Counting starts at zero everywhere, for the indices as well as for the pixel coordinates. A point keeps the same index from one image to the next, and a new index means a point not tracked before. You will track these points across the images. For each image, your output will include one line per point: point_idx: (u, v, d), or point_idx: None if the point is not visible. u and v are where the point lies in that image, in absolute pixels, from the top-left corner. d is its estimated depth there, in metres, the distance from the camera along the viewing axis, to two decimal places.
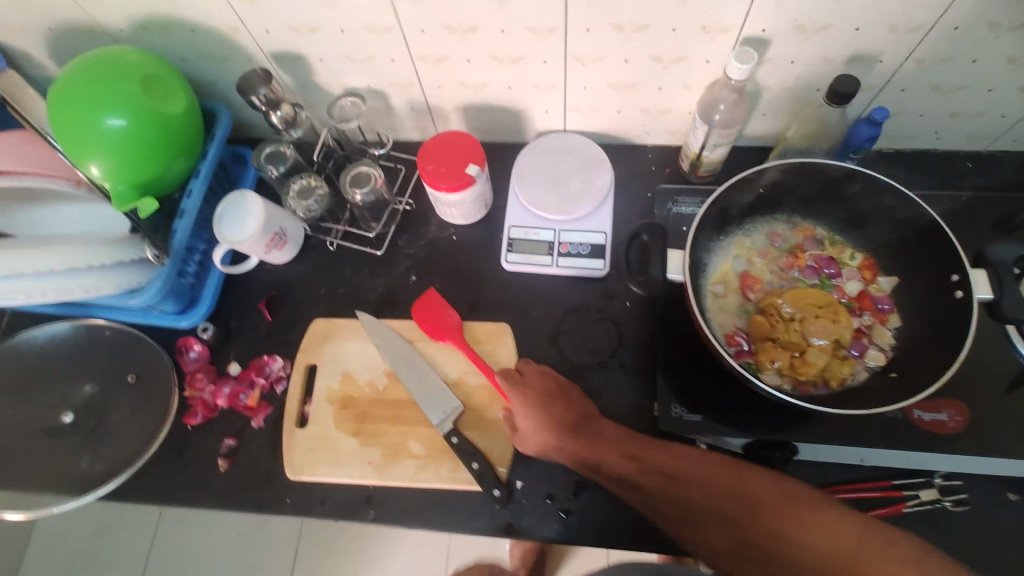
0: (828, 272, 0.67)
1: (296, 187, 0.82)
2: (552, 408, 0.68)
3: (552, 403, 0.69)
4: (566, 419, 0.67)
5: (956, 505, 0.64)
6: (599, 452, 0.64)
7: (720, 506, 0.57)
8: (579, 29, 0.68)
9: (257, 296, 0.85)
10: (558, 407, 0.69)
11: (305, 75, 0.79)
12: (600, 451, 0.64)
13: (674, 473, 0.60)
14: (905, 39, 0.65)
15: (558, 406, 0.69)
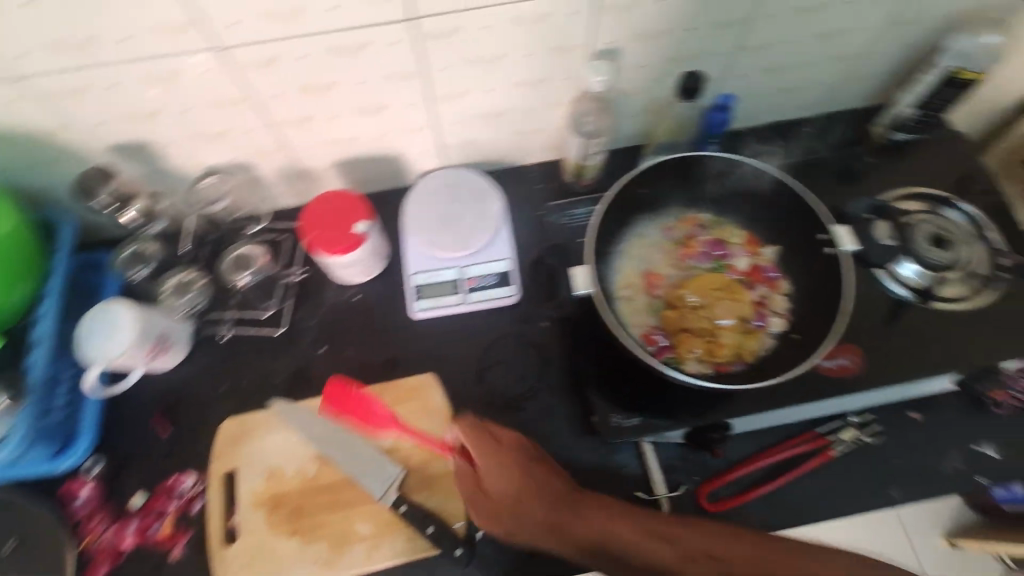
0: (719, 253, 0.71)
1: (169, 286, 0.78)
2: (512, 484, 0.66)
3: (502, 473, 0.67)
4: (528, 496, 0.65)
5: (871, 436, 0.71)
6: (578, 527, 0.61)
7: None
8: (438, 69, 0.67)
9: (149, 411, 0.77)
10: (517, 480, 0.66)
11: (154, 163, 0.73)
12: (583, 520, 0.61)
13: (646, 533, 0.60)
14: (732, 32, 0.70)
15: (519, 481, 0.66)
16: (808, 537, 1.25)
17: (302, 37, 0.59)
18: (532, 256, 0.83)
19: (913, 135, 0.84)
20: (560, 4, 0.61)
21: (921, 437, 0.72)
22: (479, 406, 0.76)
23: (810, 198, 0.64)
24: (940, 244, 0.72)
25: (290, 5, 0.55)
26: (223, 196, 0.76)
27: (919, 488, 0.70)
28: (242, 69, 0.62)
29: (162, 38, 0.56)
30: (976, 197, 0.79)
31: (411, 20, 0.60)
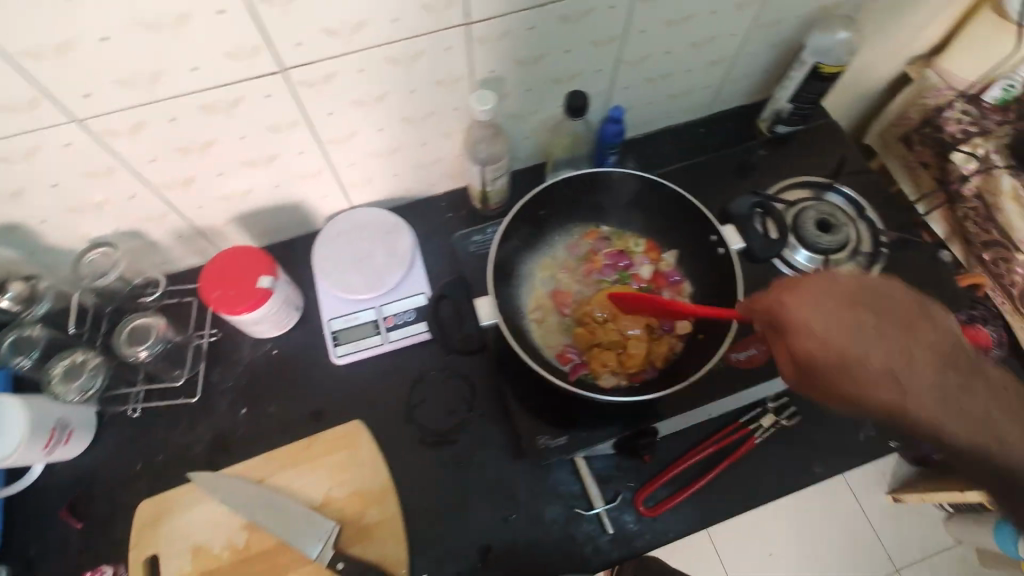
0: (623, 264, 0.75)
1: (58, 369, 0.71)
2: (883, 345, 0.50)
3: (877, 327, 0.52)
4: (927, 374, 0.50)
5: (790, 419, 0.77)
6: (940, 393, 0.49)
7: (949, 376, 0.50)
8: (321, 114, 0.66)
9: (56, 505, 0.73)
10: (917, 339, 0.52)
11: (29, 243, 0.68)
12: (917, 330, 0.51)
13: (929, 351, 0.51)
14: (610, 49, 0.72)
15: (892, 343, 0.51)
16: (761, 514, 1.27)
17: (168, 99, 0.57)
18: (434, 294, 0.76)
19: (794, 127, 0.87)
20: (433, 40, 0.61)
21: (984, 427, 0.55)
22: (411, 445, 0.75)
23: (698, 205, 0.68)
24: (825, 229, 0.76)
25: (147, 69, 0.53)
26: (113, 266, 0.71)
27: (834, 459, 0.76)
28: (107, 137, 0.58)
29: (11, 118, 0.52)
30: (851, 177, 0.85)
31: (282, 71, 0.58)
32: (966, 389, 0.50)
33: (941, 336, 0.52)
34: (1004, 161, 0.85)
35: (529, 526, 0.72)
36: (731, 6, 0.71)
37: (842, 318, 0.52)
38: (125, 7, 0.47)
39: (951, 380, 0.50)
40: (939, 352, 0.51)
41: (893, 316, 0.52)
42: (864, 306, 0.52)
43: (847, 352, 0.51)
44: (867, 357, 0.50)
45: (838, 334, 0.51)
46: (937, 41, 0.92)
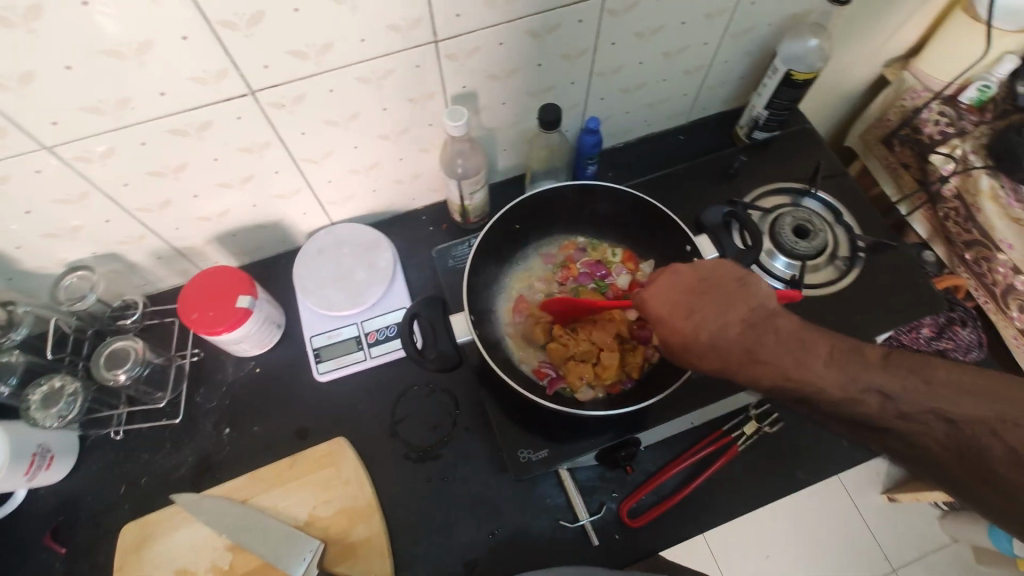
0: (600, 274, 0.78)
1: (36, 397, 0.70)
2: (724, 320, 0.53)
3: (704, 304, 0.54)
4: (744, 335, 0.52)
5: (772, 426, 0.76)
6: (755, 349, 0.51)
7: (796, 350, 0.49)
8: (294, 134, 0.66)
9: (39, 531, 0.72)
10: (737, 305, 0.54)
11: (6, 269, 0.68)
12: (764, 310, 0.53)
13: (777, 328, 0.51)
14: (582, 62, 0.72)
15: (713, 313, 0.54)
16: (756, 517, 1.27)
17: (137, 124, 0.57)
18: (406, 312, 0.70)
19: (771, 133, 0.87)
20: (401, 58, 0.61)
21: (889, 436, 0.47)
22: (394, 461, 0.75)
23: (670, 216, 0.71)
24: (801, 235, 0.77)
25: (113, 96, 0.53)
26: (91, 288, 0.71)
27: (820, 464, 0.76)
28: (78, 164, 0.58)
29: None
30: (830, 181, 0.85)
31: (251, 93, 0.59)
32: (781, 340, 0.50)
33: (764, 298, 0.53)
34: (981, 161, 0.86)
35: (514, 539, 0.72)
36: (702, 16, 0.71)
37: (675, 300, 0.56)
38: (86, 37, 0.47)
39: (769, 337, 0.51)
40: (761, 314, 0.53)
41: (719, 289, 0.55)
42: (692, 288, 0.56)
43: (677, 329, 0.55)
44: (691, 332, 0.54)
45: (673, 316, 0.55)
46: (913, 44, 0.92)
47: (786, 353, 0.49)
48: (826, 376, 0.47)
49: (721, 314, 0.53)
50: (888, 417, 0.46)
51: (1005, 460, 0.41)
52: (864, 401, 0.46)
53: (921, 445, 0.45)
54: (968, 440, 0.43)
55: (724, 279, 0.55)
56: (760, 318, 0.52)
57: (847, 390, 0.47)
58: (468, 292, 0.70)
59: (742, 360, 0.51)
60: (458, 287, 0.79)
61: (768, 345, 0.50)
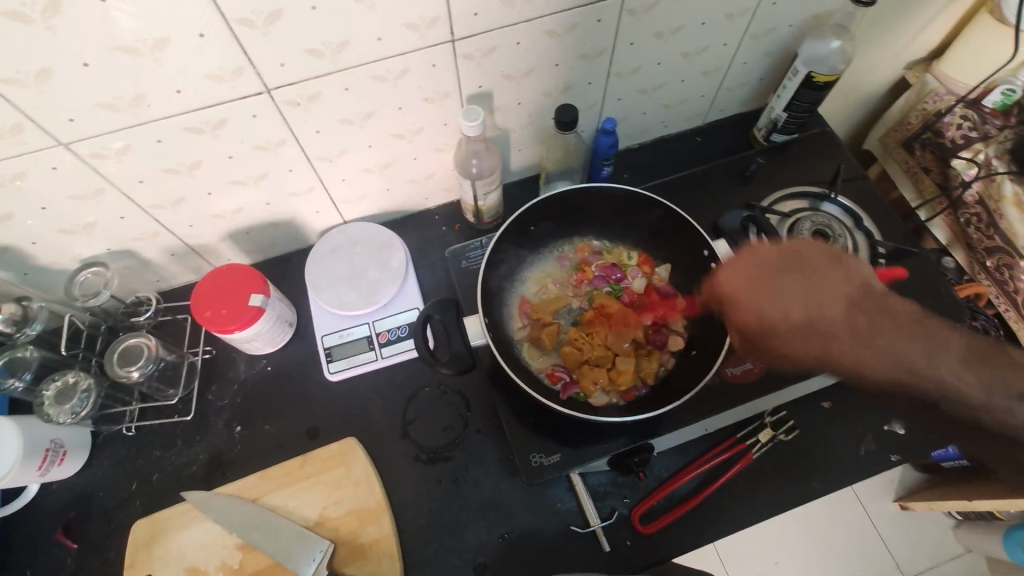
0: (615, 277, 0.77)
1: (50, 392, 0.70)
2: (818, 298, 0.55)
3: (794, 278, 0.56)
4: (835, 313, 0.54)
5: (787, 433, 0.76)
6: (843, 330, 0.53)
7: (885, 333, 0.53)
8: (309, 132, 0.65)
9: (52, 526, 0.73)
10: (829, 284, 0.56)
11: (22, 265, 0.68)
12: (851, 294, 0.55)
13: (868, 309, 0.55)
14: (599, 62, 0.71)
15: (802, 288, 0.56)
16: (767, 524, 1.25)
17: (153, 122, 0.57)
18: (421, 313, 0.71)
19: (790, 136, 0.85)
20: (418, 57, 0.61)
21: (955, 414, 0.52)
22: (405, 462, 0.75)
23: (690, 221, 0.71)
24: (820, 240, 0.76)
25: (130, 93, 0.53)
26: (105, 285, 0.72)
27: (836, 474, 0.75)
28: (94, 161, 0.58)
29: None
30: (850, 185, 0.84)
31: (267, 91, 0.58)
32: (868, 323, 0.54)
33: (853, 278, 0.56)
34: (1005, 166, 0.85)
35: (525, 543, 0.71)
36: (722, 16, 0.70)
37: (758, 276, 0.57)
38: (104, 33, 0.47)
39: (857, 317, 0.54)
40: (849, 294, 0.55)
41: (810, 265, 0.57)
42: (781, 263, 0.57)
43: (761, 305, 0.56)
44: (779, 308, 0.55)
45: (759, 292, 0.57)
46: (936, 45, 0.91)
47: (874, 335, 0.53)
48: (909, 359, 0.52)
49: (809, 292, 0.55)
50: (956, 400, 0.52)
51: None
52: (942, 383, 0.52)
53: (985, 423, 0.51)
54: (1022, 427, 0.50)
55: (813, 258, 0.57)
56: (850, 300, 0.55)
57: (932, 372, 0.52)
58: (482, 294, 0.70)
59: (826, 341, 0.53)
60: (471, 287, 0.79)
61: (863, 326, 0.53)
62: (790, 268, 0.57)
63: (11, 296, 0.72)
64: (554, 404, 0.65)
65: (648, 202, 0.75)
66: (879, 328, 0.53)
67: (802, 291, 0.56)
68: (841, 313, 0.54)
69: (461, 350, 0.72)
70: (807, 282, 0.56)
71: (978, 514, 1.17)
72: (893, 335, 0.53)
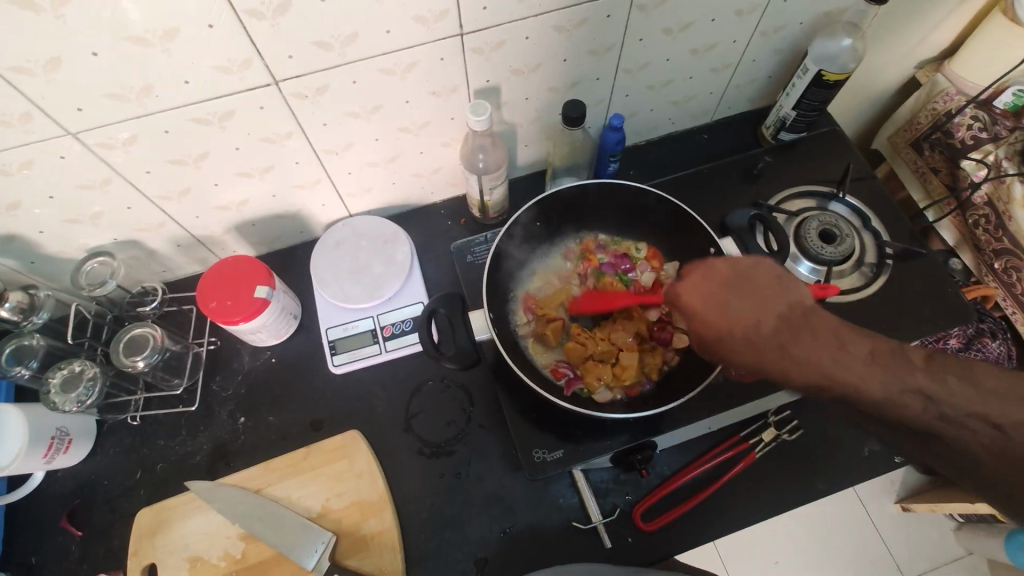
0: (624, 268, 0.78)
1: (56, 379, 0.71)
2: (748, 315, 0.49)
3: (742, 298, 0.51)
4: (779, 333, 0.47)
5: (791, 433, 0.76)
6: (793, 347, 0.46)
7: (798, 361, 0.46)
8: (316, 125, 0.65)
9: (56, 513, 0.73)
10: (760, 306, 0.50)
11: (28, 253, 0.68)
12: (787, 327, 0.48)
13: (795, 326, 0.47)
14: (608, 58, 0.71)
15: (748, 305, 0.50)
16: (768, 524, 1.25)
17: (161, 112, 0.57)
18: (425, 308, 0.72)
19: (798, 134, 0.85)
20: (426, 50, 0.61)
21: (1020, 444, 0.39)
22: (407, 455, 0.75)
23: (697, 219, 0.70)
24: (827, 240, 0.76)
25: (138, 83, 0.53)
26: (111, 275, 0.72)
27: (839, 474, 0.75)
28: (101, 150, 0.58)
29: (4, 134, 0.53)
30: (858, 184, 0.84)
31: (274, 83, 0.58)
32: (818, 338, 0.46)
33: (804, 297, 0.50)
34: (1015, 168, 0.84)
35: (525, 538, 0.71)
36: (732, 13, 0.69)
37: (714, 292, 0.52)
38: (113, 23, 0.47)
39: (804, 336, 0.47)
40: (795, 311, 0.49)
41: (750, 284, 0.51)
42: (726, 279, 0.52)
43: (715, 320, 0.51)
44: (730, 325, 0.50)
45: (712, 309, 0.51)
46: (948, 45, 0.90)
47: (825, 351, 0.45)
48: (868, 379, 0.43)
49: (756, 307, 0.50)
50: (931, 422, 0.41)
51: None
52: (908, 405, 0.41)
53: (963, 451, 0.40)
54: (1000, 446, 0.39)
55: (755, 271, 0.52)
56: (796, 317, 0.48)
57: (882, 395, 0.42)
58: (486, 288, 0.70)
59: (783, 351, 0.47)
60: (477, 281, 0.79)
61: (806, 341, 0.46)
62: (726, 284, 0.52)
63: (19, 284, 0.73)
64: (557, 400, 0.65)
65: (656, 199, 0.74)
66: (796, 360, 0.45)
67: (729, 308, 0.51)
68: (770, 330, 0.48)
69: (466, 344, 0.72)
70: (731, 304, 0.51)
71: (980, 517, 1.17)
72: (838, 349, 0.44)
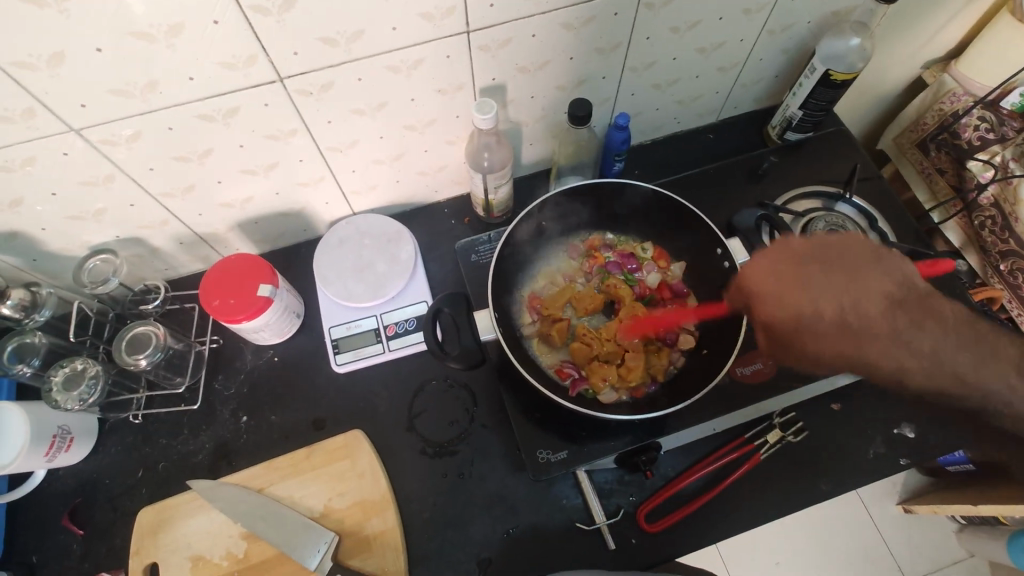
0: (630, 266, 0.77)
1: (58, 377, 0.70)
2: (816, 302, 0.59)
3: (836, 275, 0.60)
4: (895, 315, 0.58)
5: (795, 435, 0.76)
6: (914, 336, 0.57)
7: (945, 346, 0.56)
8: (321, 122, 0.65)
9: (58, 511, 0.73)
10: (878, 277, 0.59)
11: (31, 250, 0.68)
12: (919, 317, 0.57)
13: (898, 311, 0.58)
14: (614, 56, 0.70)
15: (846, 296, 0.59)
16: (770, 525, 1.25)
17: (164, 109, 0.56)
18: (428, 308, 0.72)
19: (805, 134, 0.84)
20: (432, 48, 0.60)
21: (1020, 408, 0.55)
22: (410, 455, 0.74)
23: (705, 220, 0.70)
24: None
25: (141, 79, 0.52)
26: (113, 272, 0.71)
27: (844, 476, 0.75)
28: (105, 147, 0.58)
29: (6, 129, 0.52)
30: (865, 185, 0.83)
31: (279, 79, 0.58)
32: (942, 328, 0.57)
33: (902, 271, 0.60)
34: (1022, 169, 0.83)
35: (528, 538, 0.71)
36: (740, 11, 0.69)
37: (785, 279, 0.61)
38: (116, 18, 0.47)
39: (926, 322, 0.57)
40: (916, 289, 0.59)
41: (855, 260, 0.61)
42: (826, 259, 0.60)
43: (794, 307, 0.60)
44: (814, 308, 0.59)
45: (789, 292, 0.60)
46: (956, 45, 0.89)
47: (958, 349, 0.56)
48: (990, 376, 0.55)
49: (872, 290, 0.59)
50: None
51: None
52: (1017, 406, 0.55)
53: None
54: None
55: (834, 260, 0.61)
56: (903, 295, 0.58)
57: (1006, 392, 0.55)
58: (492, 287, 0.70)
59: (857, 343, 0.58)
60: (481, 281, 0.79)
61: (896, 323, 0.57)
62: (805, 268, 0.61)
63: (21, 282, 0.72)
64: (563, 401, 0.65)
65: (663, 199, 0.74)
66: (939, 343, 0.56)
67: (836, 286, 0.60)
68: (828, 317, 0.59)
69: (471, 344, 0.72)
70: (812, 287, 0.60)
71: (982, 519, 1.17)
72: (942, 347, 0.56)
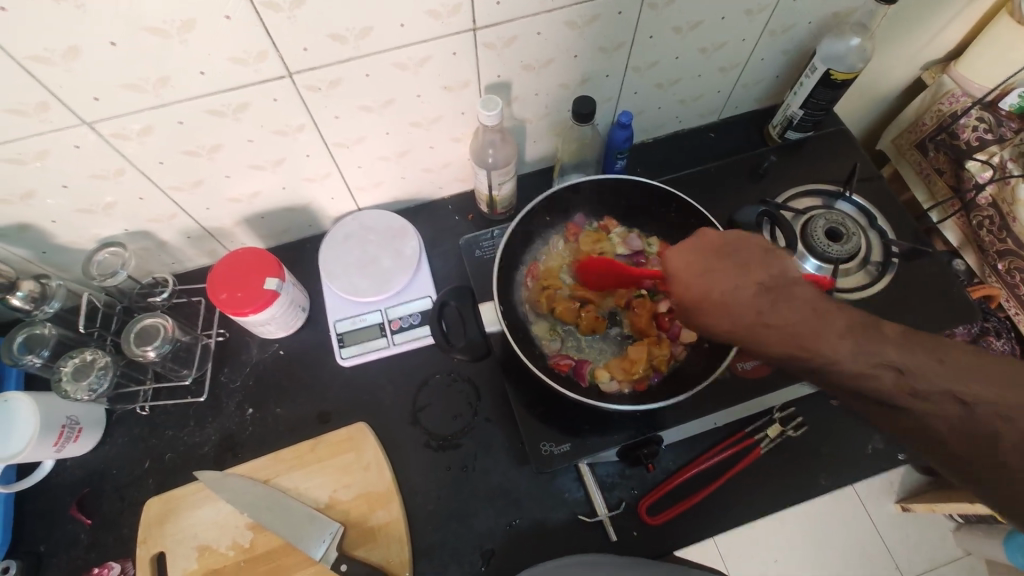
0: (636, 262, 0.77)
1: (68, 367, 0.71)
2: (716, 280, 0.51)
3: (725, 264, 0.52)
4: (759, 297, 0.49)
5: (795, 429, 0.77)
6: (769, 314, 0.48)
7: (834, 329, 0.46)
8: (329, 118, 0.66)
9: (66, 501, 0.74)
10: (753, 271, 0.51)
11: (41, 242, 0.69)
12: (802, 314, 0.47)
13: (785, 300, 0.48)
14: (617, 55, 0.71)
15: (734, 276, 0.51)
16: (767, 522, 1.26)
17: (177, 103, 0.57)
18: (434, 302, 0.73)
19: (805, 134, 0.86)
20: (438, 45, 0.61)
21: (942, 406, 0.43)
22: (415, 450, 0.75)
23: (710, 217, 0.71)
24: (833, 239, 0.77)
25: (154, 74, 0.53)
26: (122, 265, 0.72)
27: (843, 471, 0.76)
28: (118, 140, 0.59)
29: (21, 123, 0.53)
30: (865, 184, 0.84)
31: (289, 75, 0.59)
32: (801, 310, 0.47)
33: (789, 271, 0.51)
34: (1019, 169, 0.84)
35: (531, 529, 0.72)
36: (742, 11, 0.70)
37: (698, 258, 0.53)
38: (130, 14, 0.47)
39: (786, 303, 0.48)
40: (780, 283, 0.49)
41: (745, 256, 0.52)
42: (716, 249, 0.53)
43: (688, 286, 0.52)
44: (703, 289, 0.51)
45: (690, 271, 0.53)
46: (955, 46, 0.90)
47: (801, 321, 0.47)
48: (839, 348, 0.45)
49: (742, 275, 0.51)
50: (901, 394, 0.44)
51: (1017, 445, 0.41)
52: (876, 376, 0.44)
53: (929, 426, 0.43)
54: (982, 425, 0.42)
55: (744, 246, 0.53)
56: (780, 285, 0.49)
57: (856, 367, 0.44)
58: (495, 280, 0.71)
59: (739, 329, 0.49)
60: (487, 276, 0.80)
61: (785, 309, 0.47)
62: (713, 250, 0.53)
63: (31, 273, 0.73)
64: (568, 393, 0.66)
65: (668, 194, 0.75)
66: (832, 323, 0.46)
67: (732, 267, 0.51)
68: (741, 298, 0.49)
69: (477, 336, 0.73)
70: (714, 269, 0.52)
71: (978, 518, 1.18)
72: (835, 336, 0.45)
